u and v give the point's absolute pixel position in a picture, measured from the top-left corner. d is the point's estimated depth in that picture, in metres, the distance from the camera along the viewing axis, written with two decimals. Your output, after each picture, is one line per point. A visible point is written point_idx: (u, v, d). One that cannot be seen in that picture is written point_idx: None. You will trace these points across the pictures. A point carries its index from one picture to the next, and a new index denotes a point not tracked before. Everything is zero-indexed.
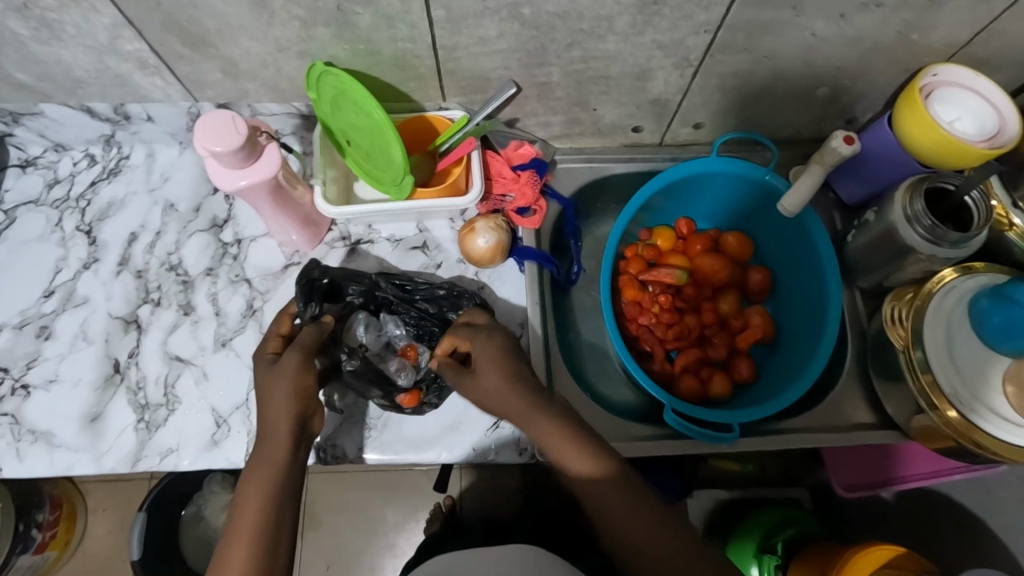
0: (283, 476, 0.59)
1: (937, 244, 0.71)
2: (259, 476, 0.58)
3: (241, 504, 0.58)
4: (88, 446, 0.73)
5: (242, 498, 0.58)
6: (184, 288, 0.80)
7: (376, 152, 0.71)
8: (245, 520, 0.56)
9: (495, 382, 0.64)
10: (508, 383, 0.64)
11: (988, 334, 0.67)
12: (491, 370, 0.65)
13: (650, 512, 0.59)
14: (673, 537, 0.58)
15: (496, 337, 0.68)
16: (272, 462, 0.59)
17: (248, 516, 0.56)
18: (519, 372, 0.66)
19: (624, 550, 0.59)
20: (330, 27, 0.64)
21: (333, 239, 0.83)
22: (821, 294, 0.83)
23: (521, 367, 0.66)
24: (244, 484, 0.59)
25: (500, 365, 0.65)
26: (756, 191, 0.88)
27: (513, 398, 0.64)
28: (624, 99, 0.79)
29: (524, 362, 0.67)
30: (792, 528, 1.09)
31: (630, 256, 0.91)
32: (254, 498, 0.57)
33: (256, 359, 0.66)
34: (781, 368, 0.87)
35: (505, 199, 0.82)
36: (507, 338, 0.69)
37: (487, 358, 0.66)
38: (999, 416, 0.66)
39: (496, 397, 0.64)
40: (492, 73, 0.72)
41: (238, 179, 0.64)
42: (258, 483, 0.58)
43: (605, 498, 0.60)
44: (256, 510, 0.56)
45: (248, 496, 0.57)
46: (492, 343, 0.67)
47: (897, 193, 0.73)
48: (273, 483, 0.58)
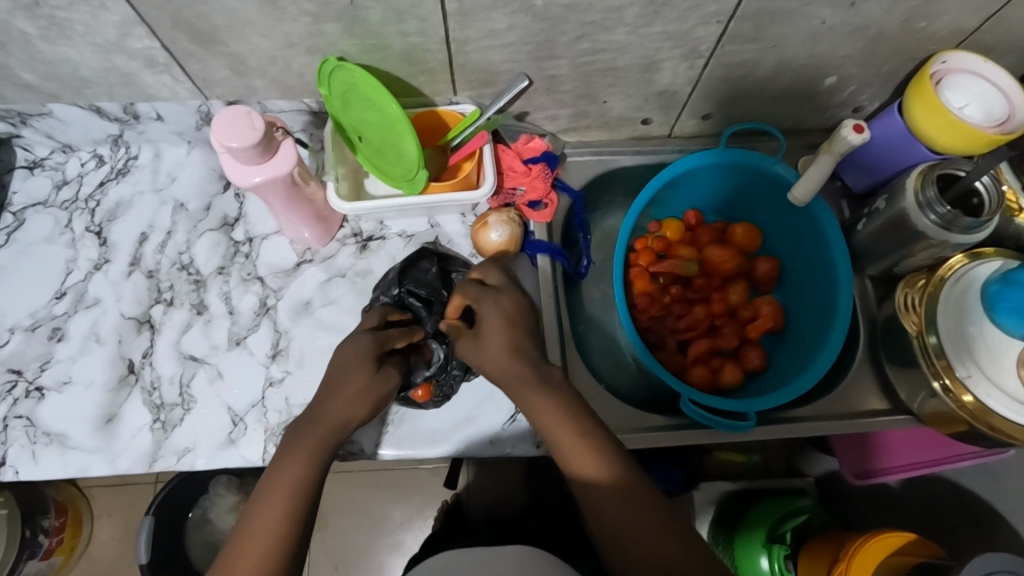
0: (311, 477, 0.57)
1: (948, 229, 0.72)
2: (285, 472, 0.56)
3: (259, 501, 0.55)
4: (103, 447, 0.72)
5: (262, 493, 0.55)
6: (196, 288, 0.80)
7: (389, 148, 0.71)
8: (269, 518, 0.53)
9: (497, 346, 0.65)
10: (510, 350, 0.65)
11: (1001, 318, 0.68)
12: (495, 332, 0.66)
13: (654, 506, 0.55)
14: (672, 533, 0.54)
15: (505, 301, 0.69)
16: (301, 460, 0.57)
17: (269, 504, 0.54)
18: (523, 334, 0.67)
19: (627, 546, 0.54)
20: (341, 22, 0.63)
21: (344, 236, 0.83)
22: (830, 283, 0.84)
23: (525, 334, 0.67)
24: (266, 484, 0.56)
25: (508, 326, 0.66)
26: (764, 182, 0.88)
27: (504, 358, 0.64)
28: (632, 91, 0.79)
29: (530, 330, 0.68)
30: (800, 517, 1.10)
31: (639, 248, 0.91)
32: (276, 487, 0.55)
33: (360, 346, 0.65)
34: (791, 357, 0.88)
35: (515, 193, 0.83)
36: (517, 302, 0.70)
37: (498, 323, 0.66)
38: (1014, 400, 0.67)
39: (499, 365, 0.64)
40: (502, 67, 0.72)
41: (253, 176, 0.64)
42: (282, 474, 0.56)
43: (597, 497, 0.56)
44: (282, 507, 0.54)
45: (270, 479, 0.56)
46: (507, 304, 0.69)
47: (909, 180, 0.74)
48: (301, 480, 0.56)
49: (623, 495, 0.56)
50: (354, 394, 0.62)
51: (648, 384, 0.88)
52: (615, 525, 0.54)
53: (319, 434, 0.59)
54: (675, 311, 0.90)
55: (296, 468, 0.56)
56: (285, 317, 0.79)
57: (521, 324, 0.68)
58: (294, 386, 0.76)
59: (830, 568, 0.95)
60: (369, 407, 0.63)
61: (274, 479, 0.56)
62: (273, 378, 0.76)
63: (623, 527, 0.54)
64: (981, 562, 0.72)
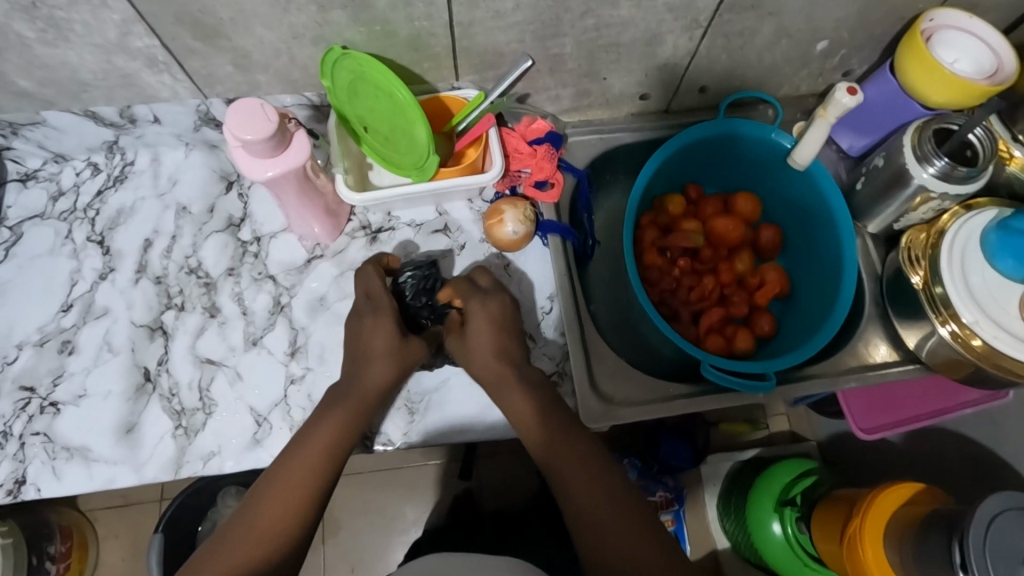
0: (327, 465, 0.62)
1: (946, 181, 0.74)
2: (302, 459, 0.62)
3: (263, 499, 0.59)
4: (127, 457, 0.71)
5: (277, 478, 0.61)
6: (208, 290, 0.79)
7: (399, 137, 0.71)
8: (273, 511, 0.58)
9: (482, 345, 0.69)
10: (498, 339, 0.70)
11: (1003, 265, 0.71)
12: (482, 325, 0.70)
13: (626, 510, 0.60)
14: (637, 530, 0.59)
15: (492, 303, 0.71)
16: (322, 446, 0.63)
17: (284, 491, 0.60)
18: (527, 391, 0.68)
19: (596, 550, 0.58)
20: (347, 10, 0.63)
21: (353, 229, 0.82)
22: (834, 243, 0.86)
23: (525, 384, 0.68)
24: (274, 478, 0.61)
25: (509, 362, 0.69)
26: (762, 150, 0.89)
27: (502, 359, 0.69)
28: (633, 67, 0.80)
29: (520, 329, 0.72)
30: (808, 478, 1.13)
31: (647, 225, 0.92)
32: (285, 485, 0.60)
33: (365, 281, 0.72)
34: (800, 319, 0.90)
35: (522, 174, 0.83)
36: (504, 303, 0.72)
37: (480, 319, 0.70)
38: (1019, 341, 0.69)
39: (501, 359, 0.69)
40: (506, 48, 0.73)
41: (266, 169, 0.64)
42: (292, 475, 0.60)
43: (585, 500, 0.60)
44: (288, 503, 0.59)
45: (286, 472, 0.61)
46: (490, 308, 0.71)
47: (905, 136, 0.76)
48: (306, 480, 0.61)
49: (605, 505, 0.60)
50: (376, 372, 0.67)
51: (663, 358, 0.89)
52: (590, 524, 0.59)
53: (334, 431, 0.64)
54: (686, 283, 0.90)
55: (314, 457, 0.62)
56: (301, 313, 0.78)
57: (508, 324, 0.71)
58: (316, 382, 0.75)
59: (845, 524, 0.97)
60: (395, 371, 0.68)
61: (286, 471, 0.61)
62: (296, 375, 0.75)
63: (596, 526, 0.59)
64: (993, 502, 0.74)
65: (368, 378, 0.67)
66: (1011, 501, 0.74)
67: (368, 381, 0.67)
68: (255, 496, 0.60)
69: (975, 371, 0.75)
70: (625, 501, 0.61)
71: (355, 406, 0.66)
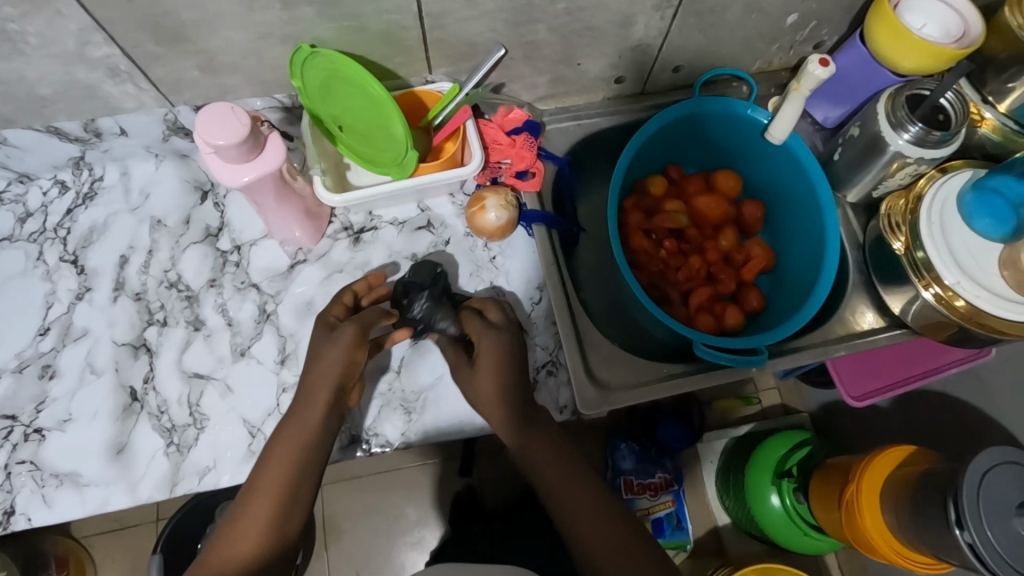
0: (305, 465, 0.63)
1: (922, 146, 0.75)
2: (277, 461, 0.63)
3: (250, 501, 0.62)
4: (119, 478, 0.70)
5: (255, 479, 0.62)
6: (190, 304, 0.77)
7: (380, 131, 0.70)
8: (251, 519, 0.60)
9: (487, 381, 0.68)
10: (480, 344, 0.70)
11: (980, 226, 0.73)
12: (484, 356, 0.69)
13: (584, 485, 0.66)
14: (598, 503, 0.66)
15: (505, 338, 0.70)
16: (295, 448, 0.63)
17: (266, 491, 0.61)
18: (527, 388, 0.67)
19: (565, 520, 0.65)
20: (314, 6, 0.61)
21: (335, 231, 0.81)
22: (816, 214, 0.86)
23: (513, 386, 0.69)
24: (253, 481, 0.62)
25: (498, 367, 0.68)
26: (740, 127, 0.90)
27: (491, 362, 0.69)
28: (607, 50, 0.79)
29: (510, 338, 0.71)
30: (802, 450, 1.15)
31: (631, 208, 0.92)
32: (264, 487, 0.62)
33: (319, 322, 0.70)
34: (787, 292, 0.91)
35: (502, 165, 0.83)
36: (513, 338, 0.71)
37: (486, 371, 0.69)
38: (1000, 299, 0.71)
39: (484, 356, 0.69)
40: (479, 38, 0.72)
41: (241, 174, 0.62)
42: (271, 477, 0.62)
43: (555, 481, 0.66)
44: (268, 505, 0.61)
45: (266, 473, 0.62)
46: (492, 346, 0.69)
47: (879, 103, 0.77)
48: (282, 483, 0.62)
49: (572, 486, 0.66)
50: (325, 404, 0.65)
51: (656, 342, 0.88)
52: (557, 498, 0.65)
53: (275, 490, 0.61)
54: (673, 264, 0.91)
55: (285, 459, 0.63)
56: (288, 320, 0.77)
57: (499, 344, 0.70)
58: None
59: (842, 490, 0.99)
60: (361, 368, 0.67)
61: (232, 543, 0.60)
62: (289, 382, 0.74)
63: (568, 505, 0.65)
64: (982, 460, 0.75)
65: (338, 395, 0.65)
66: (999, 456, 0.76)
67: (313, 419, 0.64)
68: (245, 494, 0.62)
69: (960, 331, 0.76)
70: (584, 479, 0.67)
71: (325, 421, 0.65)
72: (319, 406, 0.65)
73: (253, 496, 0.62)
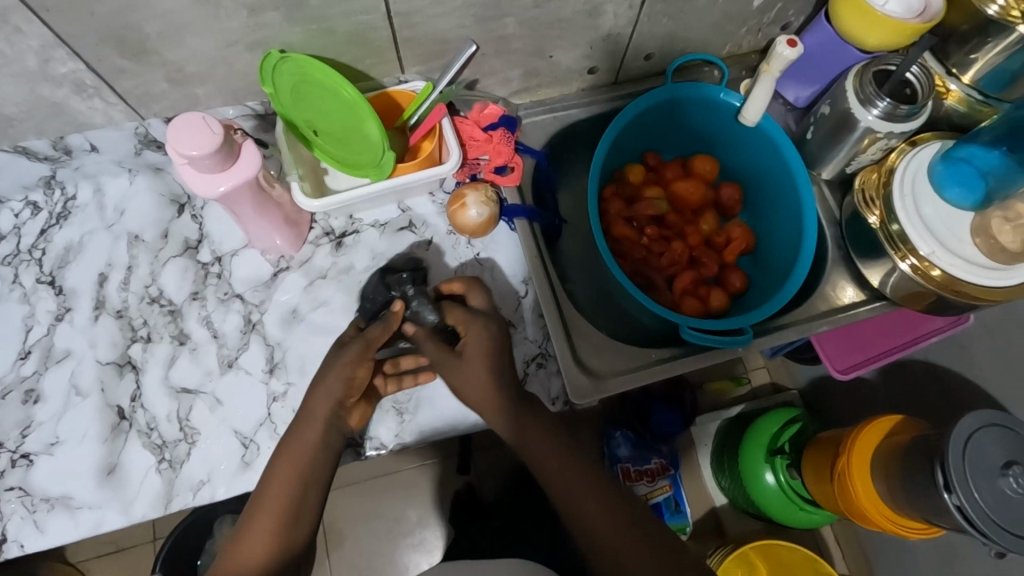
0: (308, 476, 0.63)
1: (891, 120, 0.77)
2: (278, 476, 0.63)
3: (255, 515, 0.62)
4: (112, 498, 0.69)
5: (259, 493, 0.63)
6: (173, 318, 0.76)
7: (356, 131, 0.69)
8: (257, 534, 0.61)
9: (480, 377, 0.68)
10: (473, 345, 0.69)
11: (951, 195, 0.75)
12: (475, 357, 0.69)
13: (586, 477, 0.67)
14: (599, 493, 0.67)
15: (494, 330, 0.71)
16: (295, 460, 0.64)
17: (270, 504, 0.62)
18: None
19: (570, 511, 0.66)
20: (280, 11, 0.61)
21: (317, 237, 0.80)
22: (792, 192, 0.88)
23: (504, 381, 0.69)
24: (258, 495, 0.63)
25: (487, 364, 0.68)
26: (713, 110, 0.91)
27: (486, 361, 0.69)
28: (577, 41, 0.79)
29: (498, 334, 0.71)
30: (795, 426, 1.17)
31: (611, 197, 0.93)
32: (269, 500, 0.62)
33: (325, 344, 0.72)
34: (769, 271, 0.92)
35: (481, 162, 0.82)
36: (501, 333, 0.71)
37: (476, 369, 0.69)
38: (973, 267, 0.73)
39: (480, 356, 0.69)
40: (449, 35, 0.71)
41: (217, 184, 0.62)
42: (275, 491, 0.62)
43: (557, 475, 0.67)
44: (273, 519, 0.62)
45: (270, 485, 0.63)
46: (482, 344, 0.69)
47: (847, 81, 0.78)
48: (285, 496, 0.62)
49: (575, 479, 0.67)
50: (317, 421, 0.65)
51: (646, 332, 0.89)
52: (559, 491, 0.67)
53: (272, 512, 0.62)
54: (656, 250, 0.92)
55: (286, 472, 0.63)
56: (274, 328, 0.76)
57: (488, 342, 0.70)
58: (300, 396, 0.74)
59: (833, 462, 1.01)
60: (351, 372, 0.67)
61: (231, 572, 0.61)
62: (280, 389, 0.74)
63: (571, 497, 0.66)
64: (966, 424, 0.77)
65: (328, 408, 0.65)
66: (983, 419, 0.78)
67: (309, 433, 0.65)
68: (250, 508, 0.63)
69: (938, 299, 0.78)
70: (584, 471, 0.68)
71: (322, 431, 0.65)
72: (311, 423, 0.65)
73: (257, 511, 0.62)
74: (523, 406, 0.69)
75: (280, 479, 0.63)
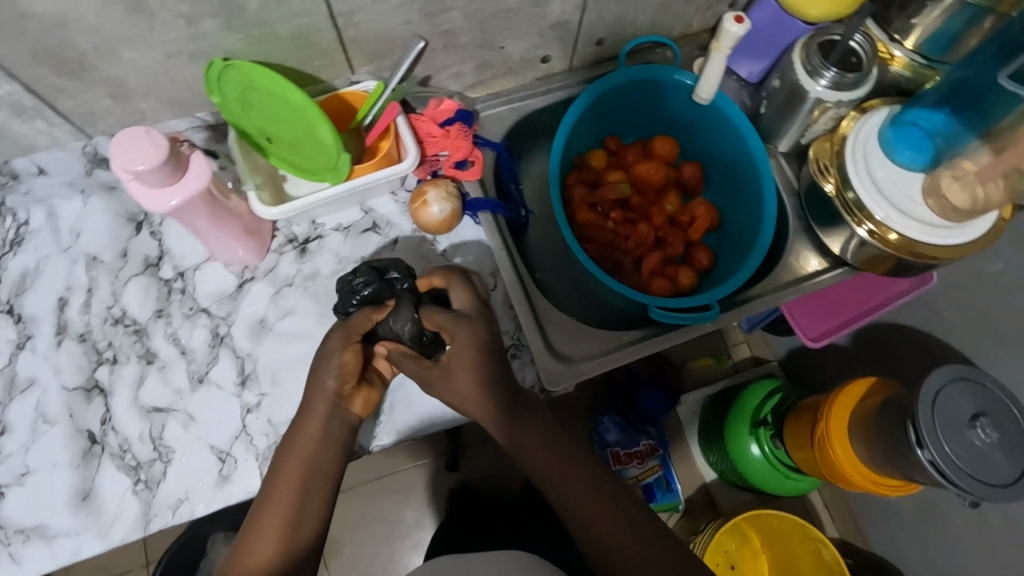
0: (314, 477, 0.63)
1: (839, 90, 0.78)
2: (283, 478, 0.63)
3: (260, 516, 0.61)
4: (89, 524, 0.68)
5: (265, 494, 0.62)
6: (138, 338, 0.75)
7: (307, 137, 0.68)
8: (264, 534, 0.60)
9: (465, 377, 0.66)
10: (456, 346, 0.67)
11: (902, 158, 0.76)
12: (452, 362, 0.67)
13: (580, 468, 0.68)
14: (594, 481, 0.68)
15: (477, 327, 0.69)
16: (301, 461, 0.63)
17: (277, 504, 0.61)
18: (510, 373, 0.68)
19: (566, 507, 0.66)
20: (218, 18, 0.60)
21: (280, 245, 0.79)
22: (750, 166, 0.89)
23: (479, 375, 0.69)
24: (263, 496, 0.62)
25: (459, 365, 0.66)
26: (668, 90, 0.91)
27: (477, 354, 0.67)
28: (526, 30, 0.79)
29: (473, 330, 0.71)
30: (776, 397, 1.19)
31: (574, 184, 0.94)
32: (277, 500, 0.61)
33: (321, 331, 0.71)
34: (734, 246, 0.93)
35: (440, 158, 0.82)
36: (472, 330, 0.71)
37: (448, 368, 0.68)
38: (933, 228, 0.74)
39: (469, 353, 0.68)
40: (395, 32, 0.71)
41: (168, 198, 0.61)
42: (282, 492, 0.62)
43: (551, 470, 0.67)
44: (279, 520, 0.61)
45: (277, 486, 0.62)
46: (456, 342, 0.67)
47: (794, 54, 0.79)
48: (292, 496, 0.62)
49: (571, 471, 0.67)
50: (319, 415, 0.65)
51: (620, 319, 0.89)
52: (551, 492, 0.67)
53: (281, 510, 0.61)
54: (621, 233, 0.92)
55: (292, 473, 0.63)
56: (243, 340, 0.76)
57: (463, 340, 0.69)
58: (274, 406, 0.73)
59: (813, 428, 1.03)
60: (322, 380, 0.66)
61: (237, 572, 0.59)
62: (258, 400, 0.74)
63: (566, 491, 0.66)
64: (939, 378, 0.79)
65: (313, 423, 0.64)
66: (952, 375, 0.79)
67: (312, 429, 0.64)
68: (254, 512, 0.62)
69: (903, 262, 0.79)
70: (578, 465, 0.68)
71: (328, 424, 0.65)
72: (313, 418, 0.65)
73: (264, 509, 0.61)
74: (513, 404, 0.68)
75: (280, 491, 0.62)
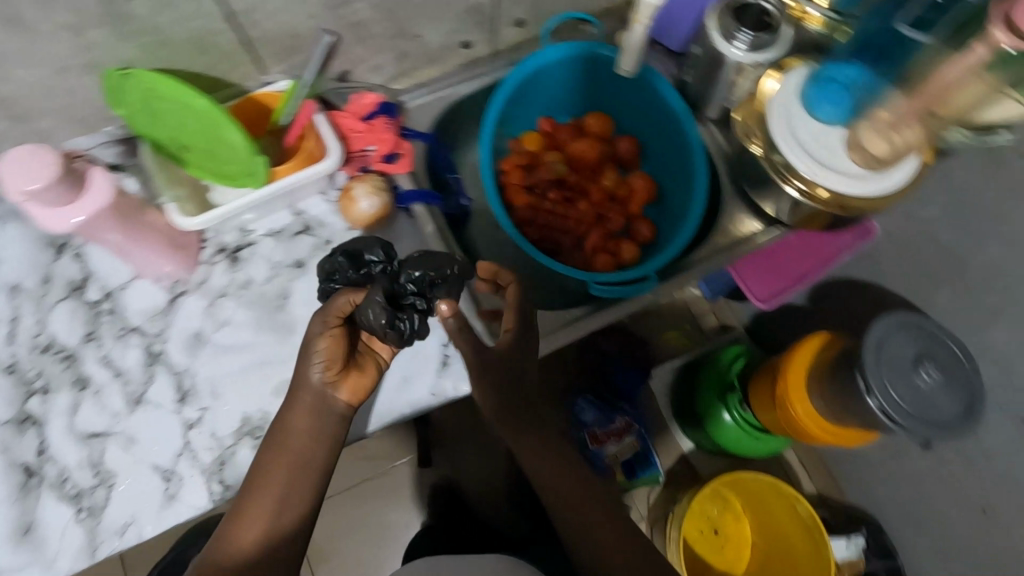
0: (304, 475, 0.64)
1: (756, 52, 0.79)
2: (276, 471, 0.63)
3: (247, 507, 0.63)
4: (33, 558, 0.66)
5: (256, 481, 0.63)
6: (70, 363, 0.73)
7: (220, 145, 0.68)
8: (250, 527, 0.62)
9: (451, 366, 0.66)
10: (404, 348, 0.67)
11: (822, 113, 0.76)
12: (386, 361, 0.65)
13: (558, 450, 0.75)
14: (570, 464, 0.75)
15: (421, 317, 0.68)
16: (289, 460, 0.64)
17: (269, 494, 0.63)
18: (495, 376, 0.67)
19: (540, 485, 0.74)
20: (104, 27, 0.58)
21: (211, 255, 0.78)
22: (680, 134, 0.89)
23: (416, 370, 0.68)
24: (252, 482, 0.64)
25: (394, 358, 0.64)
26: (594, 65, 0.91)
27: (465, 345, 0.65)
28: (440, 16, 0.78)
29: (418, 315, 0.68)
30: (740, 361, 1.20)
31: (509, 168, 0.93)
32: (270, 493, 0.63)
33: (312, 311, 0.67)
34: (672, 215, 0.94)
35: (368, 152, 0.81)
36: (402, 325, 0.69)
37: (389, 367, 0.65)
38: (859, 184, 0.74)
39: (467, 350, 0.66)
40: (301, 27, 0.69)
41: (71, 217, 0.61)
42: (270, 483, 0.63)
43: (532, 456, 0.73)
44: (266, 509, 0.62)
45: (272, 480, 0.63)
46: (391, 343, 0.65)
47: (709, 20, 0.80)
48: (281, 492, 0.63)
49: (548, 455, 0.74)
50: (306, 409, 0.64)
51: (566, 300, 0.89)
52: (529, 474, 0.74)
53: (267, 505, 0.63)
54: (561, 213, 0.93)
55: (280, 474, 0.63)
56: (180, 355, 0.74)
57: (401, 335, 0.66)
58: (217, 419, 0.72)
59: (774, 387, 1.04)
60: None
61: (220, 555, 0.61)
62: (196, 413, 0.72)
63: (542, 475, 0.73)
64: (885, 325, 0.81)
65: (294, 422, 0.64)
66: (899, 324, 0.81)
67: (294, 425, 0.64)
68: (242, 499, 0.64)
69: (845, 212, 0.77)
70: (559, 447, 0.75)
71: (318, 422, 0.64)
72: (298, 413, 0.64)
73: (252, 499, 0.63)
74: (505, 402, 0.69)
75: (265, 489, 0.63)
